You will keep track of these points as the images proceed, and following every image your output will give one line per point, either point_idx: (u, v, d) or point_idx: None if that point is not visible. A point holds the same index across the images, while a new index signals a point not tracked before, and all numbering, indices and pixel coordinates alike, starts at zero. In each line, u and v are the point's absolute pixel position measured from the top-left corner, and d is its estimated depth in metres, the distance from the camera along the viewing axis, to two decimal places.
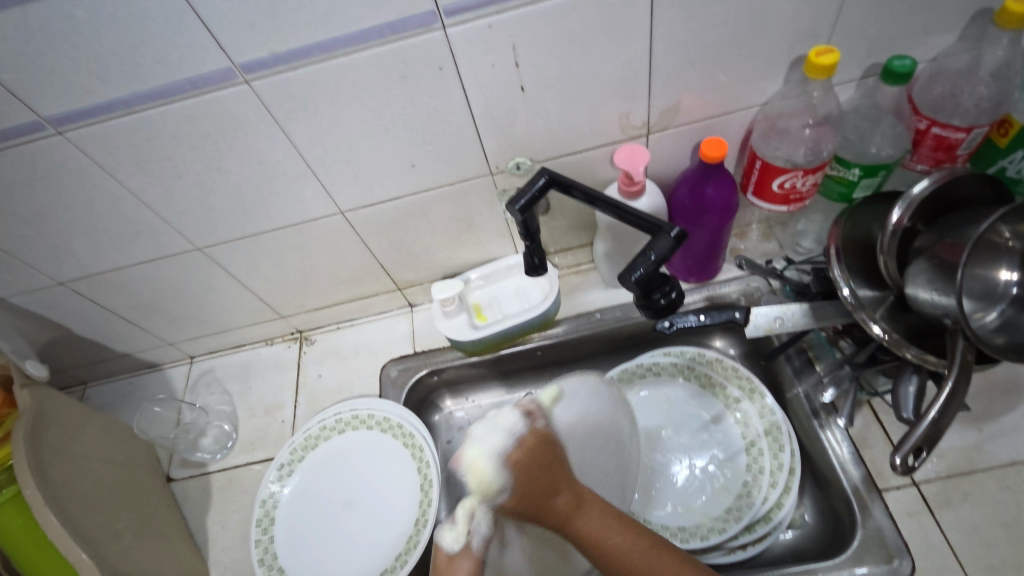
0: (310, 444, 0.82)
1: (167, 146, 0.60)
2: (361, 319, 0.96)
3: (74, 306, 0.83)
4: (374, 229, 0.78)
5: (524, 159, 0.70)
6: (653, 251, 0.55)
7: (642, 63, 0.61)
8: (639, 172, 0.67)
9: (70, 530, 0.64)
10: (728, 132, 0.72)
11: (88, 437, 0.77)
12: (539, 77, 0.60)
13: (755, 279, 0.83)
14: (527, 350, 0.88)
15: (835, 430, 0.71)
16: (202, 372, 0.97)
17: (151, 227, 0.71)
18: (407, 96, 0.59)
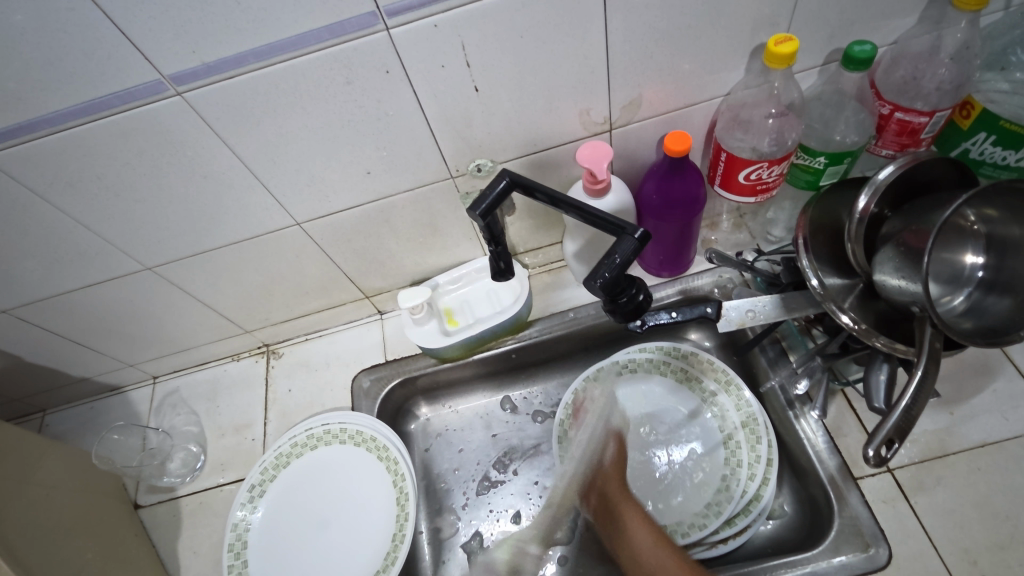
0: (282, 462, 0.79)
1: (102, 164, 0.57)
2: (330, 329, 0.94)
3: (22, 333, 0.78)
4: (335, 239, 0.75)
5: (485, 160, 0.68)
6: (617, 254, 0.54)
7: (598, 58, 0.59)
8: (603, 170, 0.65)
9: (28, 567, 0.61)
10: (692, 123, 0.71)
11: (46, 469, 0.74)
12: (493, 76, 0.58)
13: (727, 270, 0.83)
14: (501, 353, 0.87)
15: (810, 420, 0.71)
16: (167, 393, 0.94)
17: (95, 249, 0.67)
18: (355, 102, 0.57)
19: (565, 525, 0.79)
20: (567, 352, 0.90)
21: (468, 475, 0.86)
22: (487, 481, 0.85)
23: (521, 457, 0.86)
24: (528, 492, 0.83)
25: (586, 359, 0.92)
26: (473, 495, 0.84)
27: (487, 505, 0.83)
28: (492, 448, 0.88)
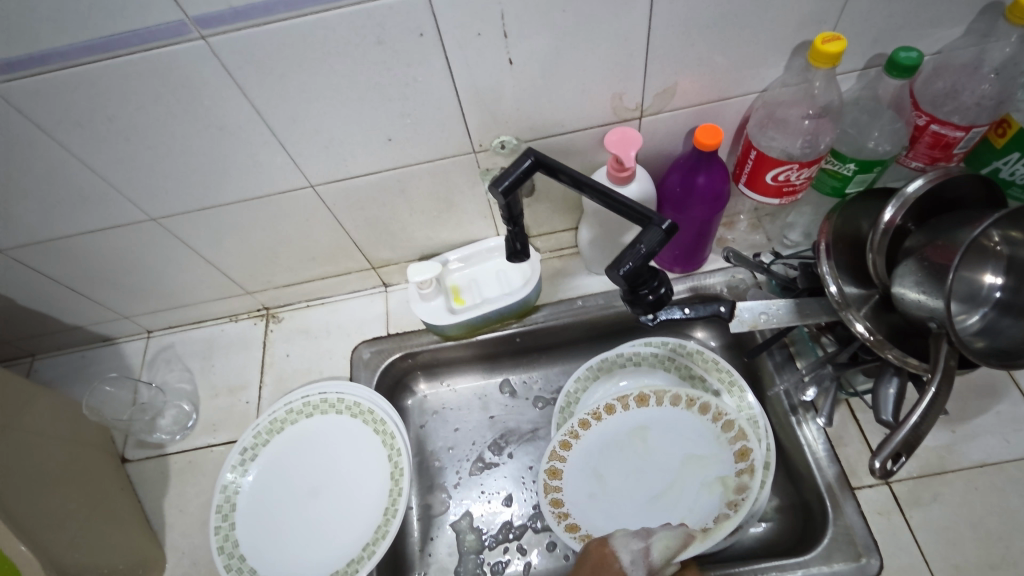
0: (276, 428, 0.78)
1: (114, 106, 0.54)
2: (332, 297, 0.92)
3: (16, 275, 0.76)
4: (348, 205, 0.73)
5: (509, 137, 0.66)
6: (642, 245, 0.52)
7: (638, 40, 0.57)
8: (630, 158, 0.64)
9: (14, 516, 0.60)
10: (723, 118, 0.69)
11: (34, 417, 0.72)
12: (530, 50, 0.56)
13: (741, 271, 0.82)
14: (505, 336, 0.86)
15: (812, 427, 0.71)
16: (160, 348, 0.92)
17: (99, 194, 0.64)
18: (383, 64, 0.54)
19: None
20: (571, 340, 0.89)
21: (462, 454, 0.86)
22: (481, 462, 0.85)
23: (517, 441, 0.86)
24: (521, 477, 0.83)
25: (589, 349, 0.91)
26: (466, 474, 0.84)
27: (479, 485, 0.83)
28: (488, 430, 0.87)
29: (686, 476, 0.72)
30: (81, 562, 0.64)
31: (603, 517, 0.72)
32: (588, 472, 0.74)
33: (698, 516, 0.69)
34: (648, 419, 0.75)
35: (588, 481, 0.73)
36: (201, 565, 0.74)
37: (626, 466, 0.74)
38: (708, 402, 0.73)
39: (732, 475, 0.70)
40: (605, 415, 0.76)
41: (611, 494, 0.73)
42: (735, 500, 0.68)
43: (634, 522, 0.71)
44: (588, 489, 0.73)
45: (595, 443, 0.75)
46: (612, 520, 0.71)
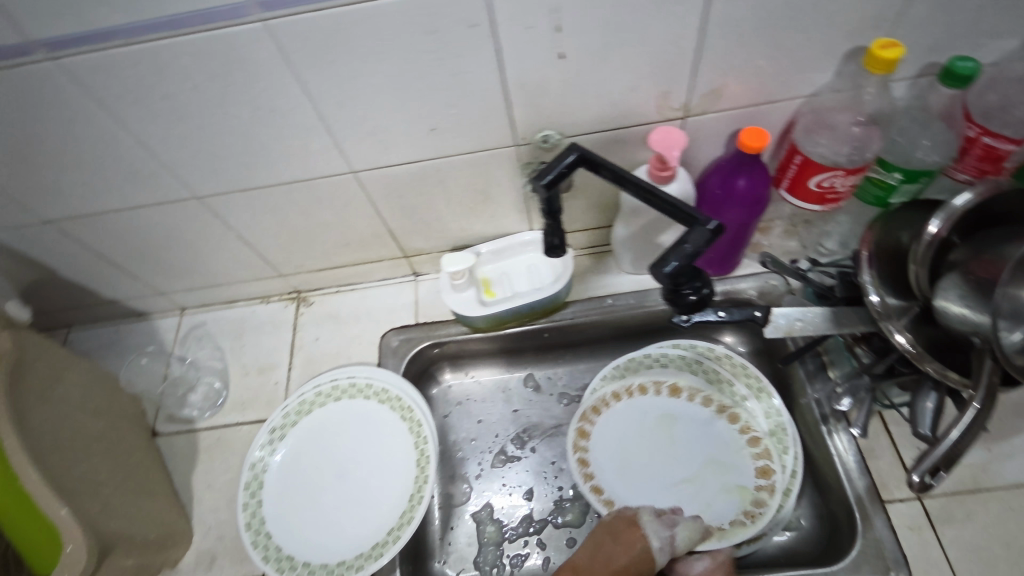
0: (305, 410, 0.79)
1: (171, 84, 0.55)
2: (363, 284, 0.93)
3: (60, 247, 0.78)
4: (386, 192, 0.73)
5: (552, 132, 0.66)
6: (687, 244, 0.52)
7: (691, 39, 0.57)
8: (673, 157, 0.64)
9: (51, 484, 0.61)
10: (768, 121, 0.68)
11: (73, 384, 0.72)
12: (582, 44, 0.56)
13: (775, 277, 0.81)
14: (533, 330, 0.87)
15: (843, 436, 0.70)
16: (193, 326, 0.93)
17: (148, 171, 0.65)
18: (435, 54, 0.54)
19: (576, 508, 0.80)
20: (597, 338, 0.90)
21: (484, 446, 0.86)
22: (504, 455, 0.85)
23: (540, 436, 0.86)
24: (543, 472, 0.83)
25: (616, 348, 0.91)
26: (488, 466, 0.84)
27: (501, 478, 0.83)
28: (511, 423, 0.87)
29: (708, 474, 0.76)
30: (115, 529, 0.66)
31: (624, 486, 0.76)
32: (616, 443, 0.79)
33: (714, 513, 0.73)
34: (680, 407, 0.80)
35: (617, 451, 0.78)
36: (227, 540, 0.75)
37: (654, 445, 0.78)
38: (738, 412, 0.78)
39: (751, 487, 0.73)
40: (637, 391, 0.81)
41: (636, 468, 0.77)
42: (752, 511, 0.72)
43: (655, 499, 0.75)
44: (614, 459, 0.78)
45: (626, 417, 0.80)
46: (631, 490, 0.76)
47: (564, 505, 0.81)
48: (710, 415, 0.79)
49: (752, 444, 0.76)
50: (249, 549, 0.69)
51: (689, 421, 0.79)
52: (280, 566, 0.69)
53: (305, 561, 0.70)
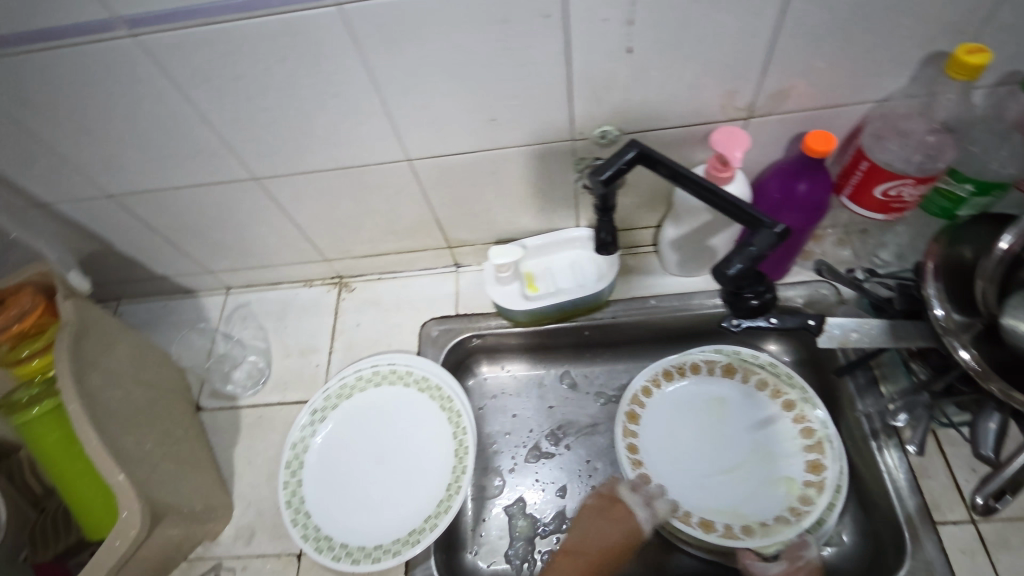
0: (345, 393, 0.80)
1: (242, 65, 0.56)
2: (404, 272, 0.93)
3: (119, 221, 0.80)
4: (438, 181, 0.73)
5: (611, 128, 0.65)
6: (752, 244, 0.51)
7: (764, 37, 0.55)
8: (735, 158, 0.62)
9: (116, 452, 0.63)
10: (833, 125, 0.66)
11: (124, 354, 0.73)
12: (652, 39, 0.55)
13: (825, 285, 0.79)
14: (573, 328, 0.86)
15: (892, 453, 0.68)
16: (238, 305, 0.95)
17: (211, 150, 0.67)
18: (503, 44, 0.54)
19: None
20: (637, 339, 0.89)
21: (518, 441, 0.86)
22: (538, 451, 0.85)
23: (574, 434, 0.85)
24: (577, 470, 0.83)
25: (656, 350, 0.90)
26: (522, 460, 0.84)
27: (534, 473, 0.83)
28: (546, 419, 0.87)
29: (755, 467, 0.75)
30: (168, 500, 0.67)
31: (669, 470, 0.76)
32: (664, 427, 0.78)
33: (758, 508, 0.72)
34: (733, 390, 0.80)
35: (664, 436, 0.78)
36: (266, 516, 0.76)
37: (701, 432, 0.78)
38: (794, 400, 0.77)
39: (799, 482, 0.72)
40: (689, 371, 0.81)
41: (682, 453, 0.77)
42: (797, 507, 0.71)
43: (699, 485, 0.74)
44: (661, 441, 0.77)
45: (675, 399, 0.80)
46: (676, 475, 0.75)
47: None
48: (764, 401, 0.78)
49: (805, 435, 0.75)
50: (288, 526, 0.71)
51: (739, 411, 0.79)
52: (318, 545, 0.70)
53: (342, 542, 0.70)
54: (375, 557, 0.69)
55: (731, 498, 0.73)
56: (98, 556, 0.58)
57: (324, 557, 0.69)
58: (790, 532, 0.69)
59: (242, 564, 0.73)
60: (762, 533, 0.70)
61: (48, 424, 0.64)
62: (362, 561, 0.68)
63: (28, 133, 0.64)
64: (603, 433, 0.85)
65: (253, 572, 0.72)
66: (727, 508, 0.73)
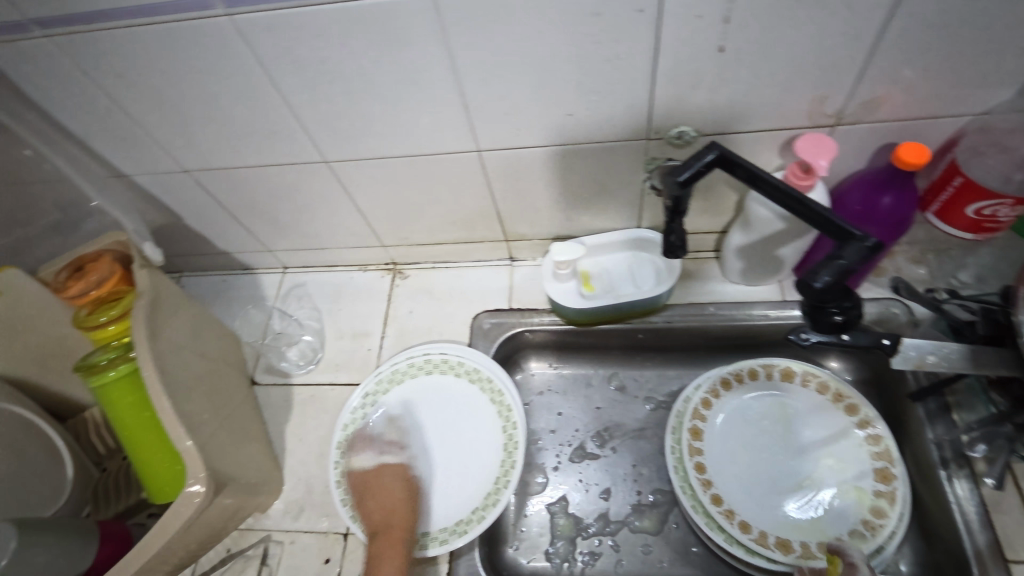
0: (397, 378, 0.81)
1: (329, 48, 0.56)
2: (458, 263, 0.94)
3: (191, 195, 0.82)
4: (505, 174, 0.73)
5: (689, 128, 0.64)
6: (841, 258, 0.48)
7: (866, 41, 0.53)
8: (821, 167, 0.60)
9: (184, 417, 0.64)
10: (926, 136, 0.63)
11: (186, 323, 0.75)
12: (747, 38, 0.53)
13: (897, 304, 0.75)
14: (627, 330, 0.85)
15: (963, 485, 0.65)
16: (294, 285, 0.97)
17: (288, 131, 0.68)
18: (591, 37, 0.53)
19: (654, 514, 0.79)
20: (691, 346, 0.87)
21: (563, 439, 0.85)
22: (583, 451, 0.84)
23: (621, 437, 0.84)
24: (621, 473, 0.82)
25: (709, 358, 0.88)
26: (566, 459, 0.84)
27: (578, 473, 0.83)
28: (593, 419, 0.86)
29: (823, 477, 0.73)
30: (229, 470, 0.69)
31: (738, 484, 0.74)
32: (728, 439, 0.77)
33: (832, 522, 0.70)
34: (794, 394, 0.78)
35: (730, 452, 0.76)
36: (315, 493, 0.78)
37: (766, 444, 0.76)
38: (857, 405, 0.75)
39: (870, 492, 0.71)
40: (747, 379, 0.79)
41: (748, 465, 0.75)
42: (871, 520, 0.69)
43: (770, 500, 0.73)
44: (727, 453, 0.76)
45: (737, 408, 0.79)
46: (745, 489, 0.74)
47: (642, 509, 0.79)
48: (826, 408, 0.77)
49: (871, 442, 0.73)
50: (340, 505, 0.73)
51: (802, 420, 0.77)
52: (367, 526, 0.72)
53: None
54: (424, 543, 0.70)
55: (805, 513, 0.72)
56: (165, 519, 0.60)
57: (372, 538, 0.70)
58: (866, 547, 0.67)
59: (291, 538, 0.75)
60: None
61: (124, 388, 0.65)
62: (410, 546, 0.70)
63: (118, 107, 0.66)
64: (651, 438, 0.84)
65: (301, 547, 0.74)
66: (802, 523, 0.71)
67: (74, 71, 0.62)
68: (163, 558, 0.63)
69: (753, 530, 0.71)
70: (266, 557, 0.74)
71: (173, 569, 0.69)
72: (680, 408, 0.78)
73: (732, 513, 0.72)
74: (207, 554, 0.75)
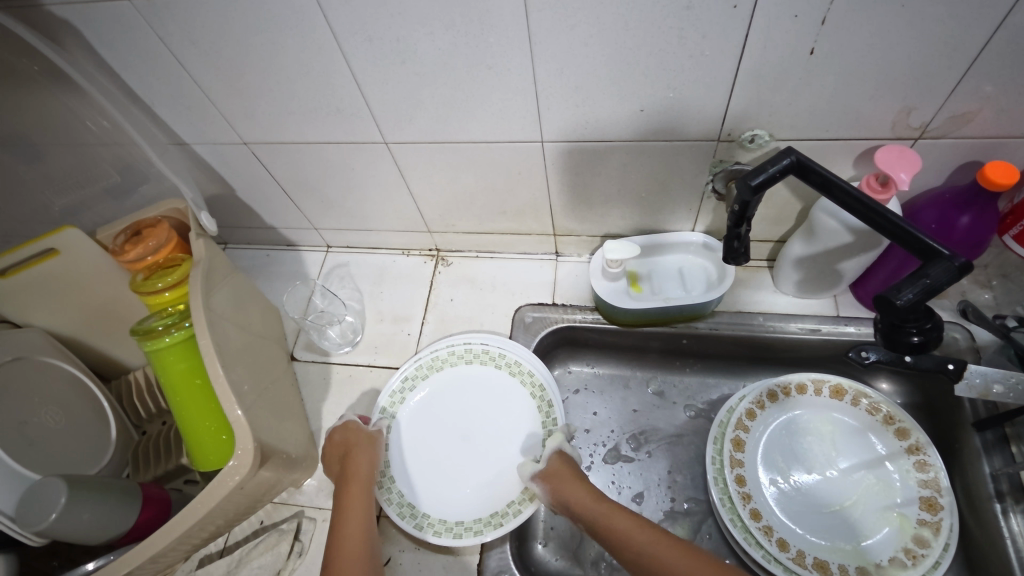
0: (436, 366, 0.81)
1: (408, 26, 0.55)
2: (502, 253, 0.93)
3: (247, 168, 0.82)
4: (566, 167, 0.72)
5: (763, 132, 0.62)
6: (927, 276, 0.46)
7: (966, 52, 0.50)
8: (900, 180, 0.57)
9: (234, 387, 0.65)
10: (1013, 156, 0.60)
11: (229, 293, 0.75)
12: (841, 41, 0.51)
13: (959, 329, 0.73)
14: (671, 335, 0.83)
15: (1020, 519, 0.63)
16: (336, 264, 0.97)
17: (353, 110, 0.67)
18: (678, 31, 0.52)
19: (687, 523, 0.77)
20: (735, 356, 0.85)
21: (598, 438, 0.84)
22: (617, 452, 0.83)
23: (657, 442, 0.83)
24: (655, 478, 0.81)
25: (752, 369, 0.86)
26: (599, 459, 0.83)
27: (611, 475, 0.81)
28: (628, 422, 0.85)
29: (865, 499, 0.71)
30: (272, 443, 0.69)
31: (778, 499, 0.73)
32: (768, 452, 0.75)
33: (871, 546, 0.68)
34: (840, 412, 0.76)
35: (767, 466, 0.75)
36: None
37: (807, 459, 0.75)
38: (908, 428, 0.73)
39: (913, 519, 0.69)
40: (794, 392, 0.78)
41: (786, 478, 0.74)
42: (912, 549, 0.67)
43: (809, 518, 0.71)
44: (767, 466, 0.75)
45: (780, 420, 0.77)
46: (783, 504, 0.72)
47: (674, 517, 0.78)
48: (875, 429, 0.74)
49: (919, 469, 0.71)
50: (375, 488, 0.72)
51: (848, 438, 0.75)
52: (401, 511, 0.71)
53: (425, 513, 0.71)
54: (457, 533, 0.69)
55: (844, 535, 0.70)
56: (211, 488, 0.61)
57: (406, 523, 0.70)
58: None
59: (324, 515, 0.75)
60: None
61: (179, 353, 0.67)
62: (444, 535, 0.69)
63: (188, 74, 0.66)
64: (688, 446, 0.82)
65: None
66: (841, 546, 0.69)
67: (150, 35, 0.62)
68: (204, 524, 0.63)
69: (791, 549, 0.69)
70: (299, 532, 0.74)
71: (209, 537, 0.70)
72: (723, 418, 0.77)
73: (770, 530, 0.70)
74: (241, 524, 0.75)
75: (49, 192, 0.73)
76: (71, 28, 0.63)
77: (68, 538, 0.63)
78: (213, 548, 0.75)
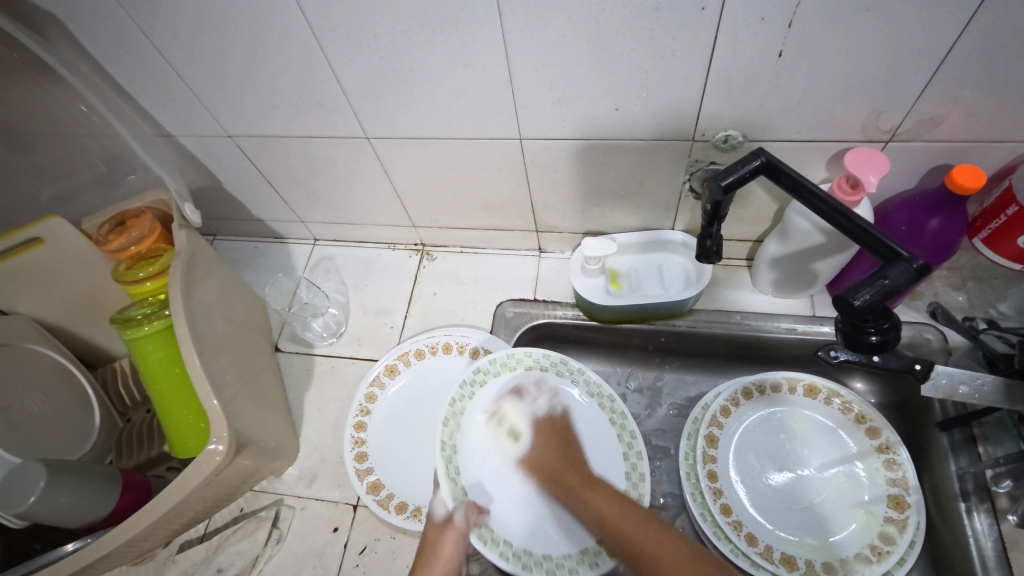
0: (511, 363, 0.74)
1: (384, 23, 0.56)
2: (486, 249, 0.94)
3: (233, 161, 0.83)
4: (544, 164, 0.72)
5: (736, 133, 0.63)
6: (886, 277, 0.46)
7: (933, 56, 0.51)
8: (868, 181, 0.58)
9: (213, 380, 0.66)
10: (983, 160, 0.61)
11: (216, 286, 0.76)
12: (809, 45, 0.52)
13: (931, 330, 0.74)
14: (650, 332, 0.83)
15: (982, 518, 0.64)
16: (323, 257, 0.98)
17: (335, 106, 0.68)
18: (648, 32, 0.52)
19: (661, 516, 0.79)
20: (713, 354, 0.86)
21: None
22: None
23: None
24: None
25: (730, 368, 0.87)
26: None
27: None
28: None
29: (835, 497, 0.72)
30: (251, 433, 0.70)
31: (750, 496, 0.74)
32: (742, 452, 0.76)
33: (840, 546, 0.69)
34: (813, 411, 0.78)
35: (740, 463, 0.76)
36: (329, 463, 0.79)
37: (780, 459, 0.76)
38: (879, 428, 0.74)
39: (880, 517, 0.70)
40: (769, 391, 0.79)
41: (758, 481, 0.75)
42: (878, 546, 0.68)
43: (782, 519, 0.72)
44: (740, 466, 0.75)
45: (755, 419, 0.78)
46: (755, 503, 0.73)
47: None
48: (848, 427, 0.76)
49: (888, 467, 0.72)
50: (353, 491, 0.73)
51: (823, 439, 0.76)
52: (482, 535, 0.64)
53: (507, 541, 0.65)
54: (548, 568, 0.65)
55: (812, 531, 0.71)
56: (186, 474, 0.62)
57: (491, 551, 0.63)
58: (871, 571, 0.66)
59: (303, 504, 0.77)
60: (844, 570, 0.67)
61: (156, 343, 0.69)
62: (534, 569, 0.64)
63: (171, 67, 0.67)
64: (665, 442, 0.83)
65: (312, 513, 0.76)
66: (809, 542, 0.70)
67: (133, 29, 0.63)
68: (180, 511, 0.64)
69: (759, 543, 0.70)
70: (277, 519, 0.76)
71: (188, 524, 0.71)
72: (698, 414, 0.78)
73: (740, 525, 0.71)
74: (221, 511, 0.77)
75: (37, 182, 0.74)
76: (56, 20, 0.64)
77: (49, 521, 0.64)
78: (194, 534, 0.76)
